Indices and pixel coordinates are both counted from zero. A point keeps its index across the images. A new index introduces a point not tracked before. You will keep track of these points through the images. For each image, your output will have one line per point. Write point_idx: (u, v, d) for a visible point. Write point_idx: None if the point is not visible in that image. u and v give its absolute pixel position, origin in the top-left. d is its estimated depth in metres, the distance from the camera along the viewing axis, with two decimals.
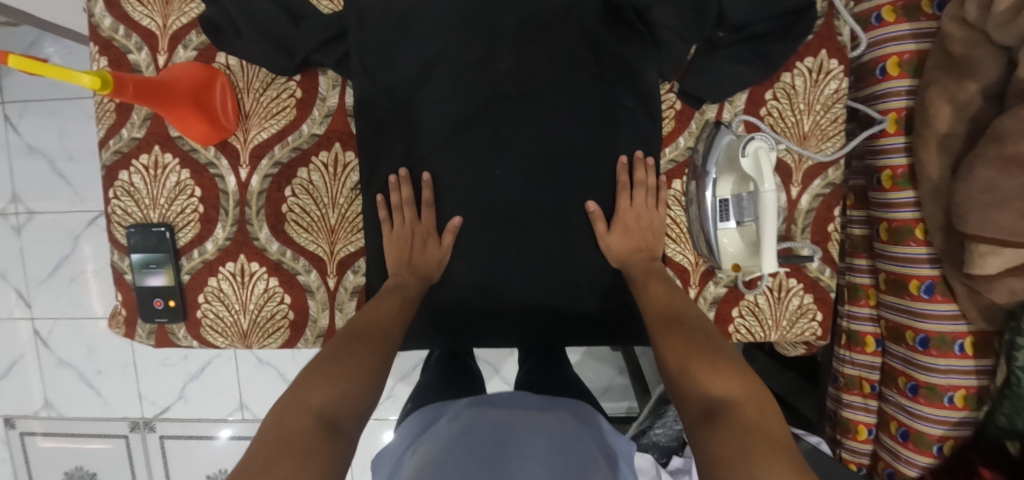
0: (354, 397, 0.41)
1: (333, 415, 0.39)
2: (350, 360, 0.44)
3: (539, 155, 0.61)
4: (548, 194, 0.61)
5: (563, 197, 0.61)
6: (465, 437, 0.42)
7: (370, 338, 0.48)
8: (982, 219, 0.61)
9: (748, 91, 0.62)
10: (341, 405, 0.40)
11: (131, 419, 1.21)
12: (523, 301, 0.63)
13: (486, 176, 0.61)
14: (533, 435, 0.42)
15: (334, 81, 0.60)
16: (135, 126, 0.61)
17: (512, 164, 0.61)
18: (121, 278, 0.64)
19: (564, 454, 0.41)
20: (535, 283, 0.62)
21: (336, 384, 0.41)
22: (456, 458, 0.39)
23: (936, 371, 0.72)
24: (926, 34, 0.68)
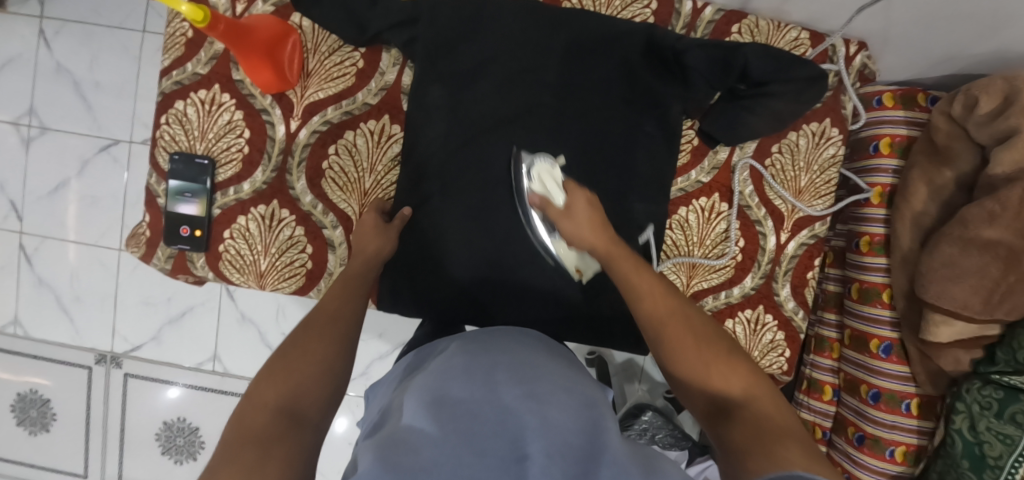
0: (307, 389, 0.45)
1: (291, 409, 0.43)
2: (301, 355, 0.47)
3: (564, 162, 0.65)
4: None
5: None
6: (467, 374, 0.47)
7: (328, 324, 0.51)
8: (941, 291, 0.68)
9: (758, 141, 0.68)
10: (296, 400, 0.44)
11: (99, 352, 1.20)
12: (517, 291, 0.67)
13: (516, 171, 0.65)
14: (531, 379, 0.46)
15: (394, 59, 0.65)
16: (201, 63, 0.65)
17: None
18: (153, 200, 0.67)
19: (566, 396, 0.45)
20: (539, 280, 0.67)
21: (288, 382, 0.45)
22: (460, 398, 0.43)
23: (882, 425, 0.79)
24: (916, 123, 0.77)
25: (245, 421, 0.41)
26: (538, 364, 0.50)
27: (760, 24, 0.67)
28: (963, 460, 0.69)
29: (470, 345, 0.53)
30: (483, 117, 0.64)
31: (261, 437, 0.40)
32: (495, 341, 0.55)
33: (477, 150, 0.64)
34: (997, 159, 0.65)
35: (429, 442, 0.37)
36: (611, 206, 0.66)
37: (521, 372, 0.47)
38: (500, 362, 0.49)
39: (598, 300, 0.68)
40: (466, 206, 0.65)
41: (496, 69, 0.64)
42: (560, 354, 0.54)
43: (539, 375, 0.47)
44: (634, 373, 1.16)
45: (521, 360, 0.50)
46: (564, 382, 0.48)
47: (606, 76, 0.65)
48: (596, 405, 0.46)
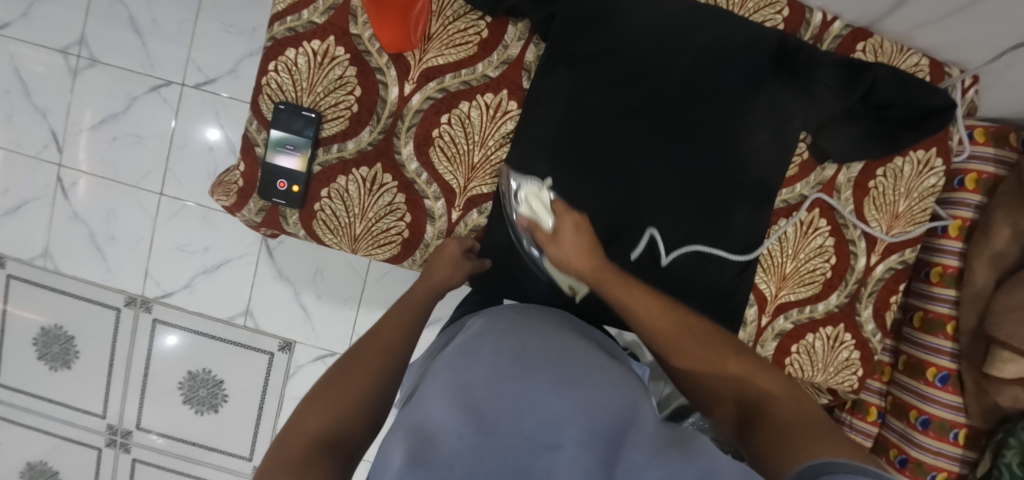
0: (350, 419, 0.44)
1: (333, 437, 0.42)
2: (343, 384, 0.47)
3: (677, 163, 0.65)
4: (679, 200, 0.65)
5: (689, 205, 0.66)
6: (493, 350, 0.48)
7: (367, 360, 0.50)
8: (1013, 329, 0.70)
9: (864, 162, 0.68)
10: (339, 427, 0.43)
11: (130, 295, 1.17)
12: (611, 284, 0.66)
13: (628, 167, 0.64)
14: (556, 362, 0.47)
15: (519, 34, 0.63)
16: (317, 12, 0.62)
17: (653, 160, 0.64)
18: (249, 149, 0.64)
19: (598, 381, 0.45)
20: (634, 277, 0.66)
21: (330, 411, 0.44)
22: (483, 378, 0.44)
23: (926, 449, 0.81)
24: (1006, 162, 0.78)
25: (284, 445, 0.40)
26: (564, 343, 0.51)
27: (886, 46, 0.67)
28: None
29: (494, 322, 0.54)
30: (606, 106, 0.63)
31: (301, 463, 0.38)
32: (521, 319, 0.56)
33: (596, 137, 0.63)
34: None
35: (451, 425, 0.39)
36: (714, 212, 0.66)
37: (543, 352, 0.48)
38: (524, 342, 0.50)
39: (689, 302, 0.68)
40: (576, 196, 0.64)
41: (624, 57, 0.62)
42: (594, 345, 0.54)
43: (562, 355, 0.48)
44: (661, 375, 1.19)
45: (546, 344, 0.50)
46: (592, 362, 0.49)
47: (732, 78, 0.64)
48: (628, 387, 0.47)
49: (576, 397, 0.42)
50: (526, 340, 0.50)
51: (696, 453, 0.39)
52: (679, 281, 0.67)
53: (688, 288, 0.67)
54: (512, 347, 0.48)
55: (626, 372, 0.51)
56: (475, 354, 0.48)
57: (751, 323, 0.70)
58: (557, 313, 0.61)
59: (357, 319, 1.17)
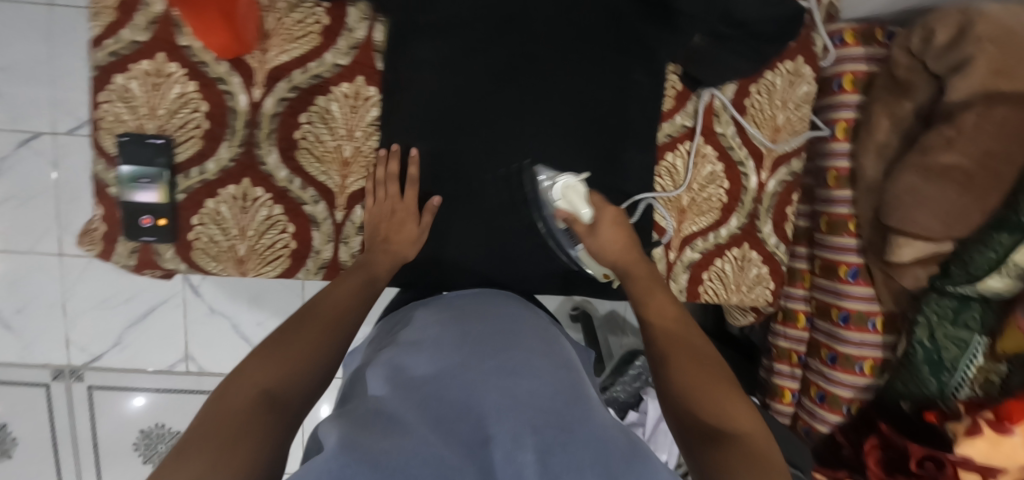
0: (298, 377, 0.42)
1: (274, 392, 0.40)
2: (290, 340, 0.45)
3: (555, 119, 0.64)
4: (564, 157, 0.65)
5: (575, 158, 0.65)
6: (438, 354, 0.48)
7: (317, 320, 0.48)
8: (906, 215, 0.73)
9: (737, 83, 0.69)
10: (284, 383, 0.41)
11: (54, 368, 1.10)
12: (514, 251, 0.67)
13: (506, 135, 0.63)
14: (500, 357, 0.46)
15: (363, 14, 0.60)
16: (138, 29, 0.57)
17: (533, 118, 0.63)
18: (103, 191, 0.60)
19: (539, 372, 0.45)
20: (533, 241, 0.67)
21: (275, 367, 0.42)
22: (427, 382, 0.43)
23: (850, 343, 0.85)
24: (875, 58, 0.81)
25: (223, 400, 0.38)
26: (513, 338, 0.51)
27: None
28: (924, 366, 0.79)
29: (445, 322, 0.54)
30: (472, 73, 0.61)
31: (238, 420, 0.36)
32: (470, 314, 0.56)
33: (471, 106, 0.61)
34: (954, 87, 0.69)
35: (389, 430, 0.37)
36: (603, 163, 0.66)
37: (489, 348, 0.48)
38: (469, 341, 0.50)
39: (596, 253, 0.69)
40: (463, 175, 0.63)
41: (479, 19, 0.60)
42: (538, 334, 0.55)
43: (509, 349, 0.48)
44: (614, 324, 1.24)
45: (489, 341, 0.50)
46: (538, 352, 0.49)
47: (591, 21, 0.62)
48: (570, 376, 0.47)
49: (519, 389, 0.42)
50: (475, 337, 0.50)
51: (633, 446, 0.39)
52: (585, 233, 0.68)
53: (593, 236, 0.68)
54: (455, 349, 0.48)
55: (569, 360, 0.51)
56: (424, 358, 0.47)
57: (660, 260, 0.71)
58: (497, 301, 0.61)
59: None
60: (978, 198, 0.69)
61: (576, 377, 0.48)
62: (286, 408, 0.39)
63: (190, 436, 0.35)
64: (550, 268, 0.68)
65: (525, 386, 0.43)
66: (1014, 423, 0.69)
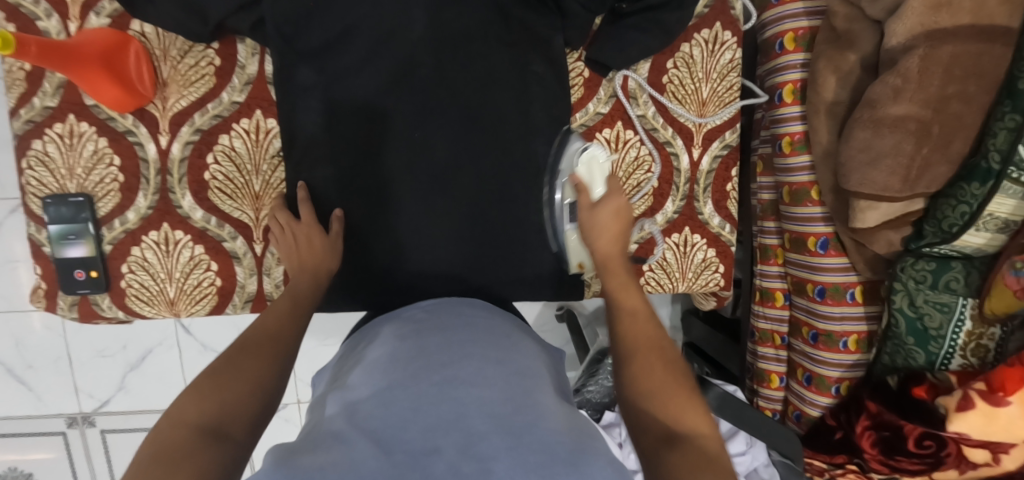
0: (237, 407, 0.40)
1: (220, 427, 0.38)
2: (237, 369, 0.43)
3: (456, 122, 0.63)
4: (468, 160, 0.64)
5: (482, 160, 0.64)
6: (391, 364, 0.49)
7: (259, 346, 0.46)
8: (862, 176, 0.67)
9: (651, 59, 0.66)
10: (226, 416, 0.39)
11: (69, 415, 1.18)
12: (432, 263, 0.65)
13: (410, 146, 0.62)
14: (452, 364, 0.47)
15: (252, 49, 0.61)
16: (48, 95, 0.60)
17: (435, 122, 0.62)
18: (39, 251, 0.63)
19: (487, 379, 0.46)
20: (455, 248, 0.65)
21: (216, 399, 0.40)
22: (376, 392, 0.45)
23: (832, 318, 0.79)
24: (816, 12, 0.75)
25: (162, 438, 0.36)
26: (468, 345, 0.52)
27: None
28: (908, 337, 0.72)
29: (402, 333, 0.55)
30: (363, 89, 0.61)
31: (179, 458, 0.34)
32: (431, 325, 0.56)
33: (368, 121, 0.61)
34: (892, 31, 0.64)
35: (330, 444, 0.39)
36: (517, 167, 0.65)
37: (440, 358, 0.48)
38: (424, 348, 0.51)
39: (521, 251, 0.67)
40: (373, 191, 0.63)
41: (362, 36, 0.60)
42: (498, 336, 0.55)
43: (464, 355, 0.49)
44: (602, 317, 1.20)
45: (443, 346, 0.51)
46: (490, 361, 0.50)
47: (480, 22, 0.61)
48: (524, 381, 0.48)
49: (465, 398, 0.43)
50: (431, 348, 0.51)
51: (579, 451, 0.39)
52: (509, 234, 0.66)
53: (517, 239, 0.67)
54: (409, 357, 0.49)
55: (524, 360, 0.52)
56: (376, 372, 0.48)
57: None
58: (460, 303, 0.62)
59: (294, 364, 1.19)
60: (937, 149, 0.63)
61: (528, 379, 0.48)
62: (232, 442, 0.37)
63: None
64: (470, 275, 0.66)
65: (470, 393, 0.43)
66: (1009, 394, 0.62)
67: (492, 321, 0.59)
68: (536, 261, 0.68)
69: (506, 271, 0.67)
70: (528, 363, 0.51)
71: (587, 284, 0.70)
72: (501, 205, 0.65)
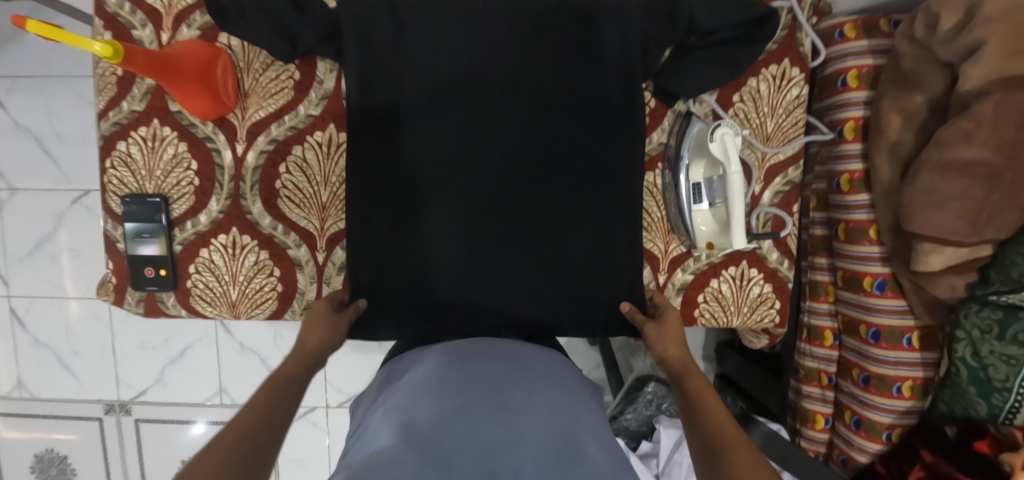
0: None
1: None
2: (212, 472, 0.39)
3: (489, 89, 0.62)
4: (482, 115, 0.63)
5: (537, 178, 0.64)
6: (439, 390, 0.48)
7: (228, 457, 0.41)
8: (925, 218, 0.67)
9: (717, 93, 0.67)
10: None
11: (107, 402, 1.21)
12: (435, 239, 0.63)
13: (441, 106, 0.62)
14: (499, 391, 0.47)
15: (331, 66, 0.63)
16: (136, 100, 0.63)
17: (498, 132, 0.63)
18: (113, 246, 0.65)
19: (537, 408, 0.46)
20: (503, 260, 0.63)
21: None
22: (427, 417, 0.44)
23: (885, 363, 0.77)
24: (880, 51, 0.74)
25: None
26: (510, 372, 0.51)
27: None
28: (970, 386, 0.69)
29: (443, 358, 0.54)
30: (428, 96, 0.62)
31: None
32: (472, 351, 0.56)
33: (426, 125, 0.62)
34: (966, 75, 0.62)
35: (393, 464, 0.38)
36: (568, 177, 0.64)
37: (491, 384, 0.48)
38: (471, 372, 0.50)
39: (534, 232, 0.64)
40: (415, 191, 0.62)
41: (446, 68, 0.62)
42: (537, 364, 0.56)
43: (511, 385, 0.49)
44: (636, 343, 1.19)
45: (487, 374, 0.50)
46: (539, 389, 0.50)
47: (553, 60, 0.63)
48: (570, 413, 0.47)
49: (520, 429, 0.42)
50: (473, 377, 0.50)
51: None
52: (546, 250, 0.64)
53: (570, 273, 0.64)
54: (457, 381, 0.49)
55: (566, 390, 0.52)
56: (423, 395, 0.47)
57: (649, 285, 0.69)
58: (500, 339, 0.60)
59: (326, 369, 1.20)
60: (1009, 196, 0.61)
61: (575, 411, 0.48)
62: None
63: None
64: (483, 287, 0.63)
65: (523, 424, 0.43)
66: None
67: (529, 352, 0.59)
68: (559, 248, 0.64)
69: (506, 260, 0.64)
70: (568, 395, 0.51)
71: None
72: (555, 219, 0.64)
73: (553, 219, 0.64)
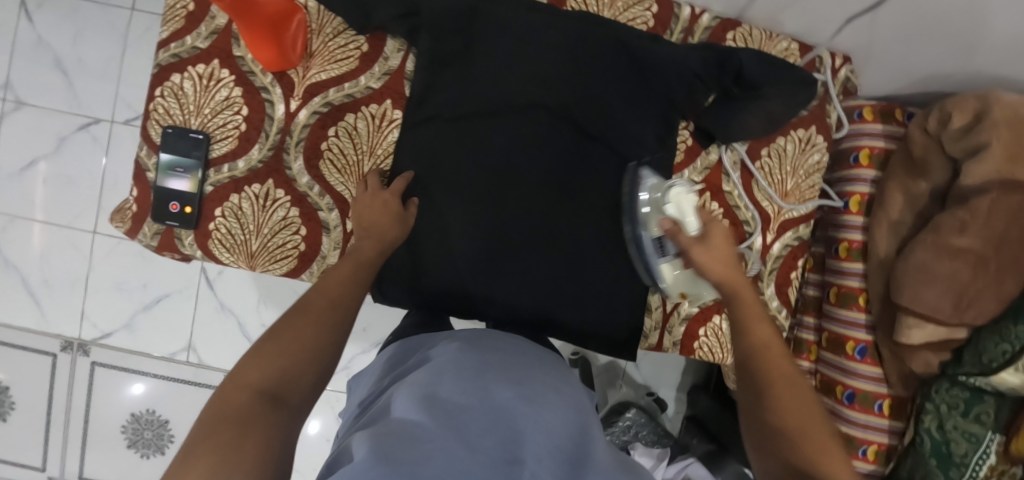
0: (296, 373, 0.44)
1: (281, 387, 0.43)
2: (291, 342, 0.46)
3: (534, 110, 0.66)
4: (527, 134, 0.66)
5: (568, 204, 0.68)
6: (458, 375, 0.48)
7: (321, 317, 0.49)
8: (914, 294, 0.72)
9: (747, 145, 0.71)
10: (283, 383, 0.43)
11: (66, 339, 1.15)
12: (451, 236, 0.66)
13: (492, 117, 0.65)
14: (517, 385, 0.48)
15: (399, 45, 0.65)
16: (201, 37, 0.64)
17: (537, 149, 0.66)
18: (141, 174, 0.65)
19: (553, 406, 0.46)
20: (525, 269, 0.67)
21: (277, 363, 0.44)
22: (449, 396, 0.44)
23: (856, 425, 0.81)
24: (893, 136, 0.81)
25: (226, 397, 0.40)
26: (526, 371, 0.52)
27: (754, 33, 0.71)
28: (931, 459, 0.73)
29: (458, 346, 0.55)
30: (484, 101, 0.65)
31: (243, 415, 0.38)
32: (486, 345, 0.56)
33: (471, 129, 0.65)
34: (967, 172, 0.69)
35: (416, 432, 0.38)
36: (599, 199, 0.68)
37: (510, 377, 0.49)
38: (489, 365, 0.51)
39: (551, 252, 0.67)
40: (448, 185, 0.65)
41: (508, 73, 0.65)
42: (549, 366, 0.57)
43: (528, 381, 0.50)
44: (614, 371, 1.22)
45: (504, 369, 0.51)
46: (553, 389, 0.50)
47: (609, 84, 0.67)
48: (582, 416, 0.48)
49: (539, 420, 0.43)
50: (492, 369, 0.51)
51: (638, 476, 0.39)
52: (560, 262, 0.68)
53: (579, 287, 0.68)
54: (475, 369, 0.49)
55: (577, 393, 0.53)
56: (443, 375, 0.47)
57: (657, 309, 0.72)
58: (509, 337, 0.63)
59: None
60: (989, 284, 0.68)
61: (587, 415, 0.49)
62: (287, 409, 0.41)
63: (198, 431, 0.37)
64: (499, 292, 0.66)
65: (542, 416, 0.44)
66: None
67: (540, 354, 0.60)
68: (568, 274, 0.68)
69: (518, 270, 0.67)
70: (580, 399, 0.52)
71: (644, 335, 0.72)
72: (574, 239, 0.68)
73: (572, 240, 0.68)
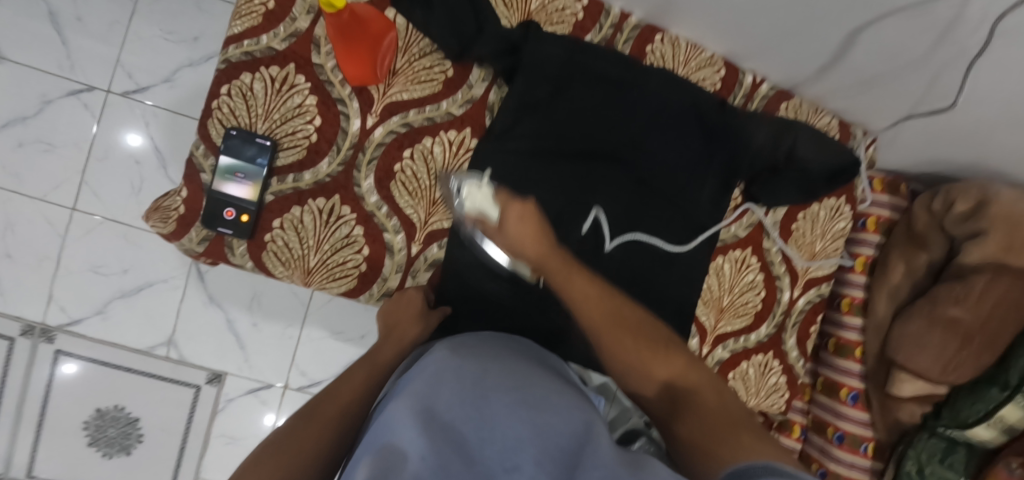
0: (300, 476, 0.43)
1: None
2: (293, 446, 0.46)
3: (607, 162, 0.68)
4: (595, 181, 0.67)
5: (629, 248, 0.69)
6: (457, 385, 0.43)
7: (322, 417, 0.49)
8: (908, 355, 0.81)
9: (788, 207, 0.76)
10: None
11: (27, 322, 1.04)
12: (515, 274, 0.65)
13: (567, 160, 0.66)
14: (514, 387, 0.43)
15: (483, 76, 0.65)
16: (277, 38, 0.60)
17: (602, 193, 0.67)
18: (193, 174, 0.60)
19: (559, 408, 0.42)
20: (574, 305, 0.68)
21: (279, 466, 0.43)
22: (446, 413, 0.40)
23: (842, 462, 0.88)
24: (896, 208, 0.90)
25: None
26: (529, 371, 0.47)
27: (802, 106, 0.77)
28: None
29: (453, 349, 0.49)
30: (560, 144, 0.66)
31: None
32: (481, 346, 0.51)
33: (545, 168, 0.65)
34: (967, 251, 0.78)
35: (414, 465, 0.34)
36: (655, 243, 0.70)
37: (509, 378, 0.44)
38: (488, 368, 0.46)
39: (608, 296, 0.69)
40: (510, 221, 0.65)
41: (586, 118, 0.66)
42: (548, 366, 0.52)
43: (529, 381, 0.45)
44: None
45: (502, 369, 0.46)
46: (556, 387, 0.46)
47: (677, 140, 0.70)
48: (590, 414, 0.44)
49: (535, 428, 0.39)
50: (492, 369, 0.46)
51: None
52: None
53: None
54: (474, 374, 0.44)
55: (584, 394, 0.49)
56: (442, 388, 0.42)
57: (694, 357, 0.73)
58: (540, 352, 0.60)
59: (297, 349, 1.13)
60: (974, 353, 0.77)
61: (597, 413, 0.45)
62: None
63: None
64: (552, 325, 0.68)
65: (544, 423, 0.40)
66: None
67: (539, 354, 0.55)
68: None
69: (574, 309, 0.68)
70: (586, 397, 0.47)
71: None
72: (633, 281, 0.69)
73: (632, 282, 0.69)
